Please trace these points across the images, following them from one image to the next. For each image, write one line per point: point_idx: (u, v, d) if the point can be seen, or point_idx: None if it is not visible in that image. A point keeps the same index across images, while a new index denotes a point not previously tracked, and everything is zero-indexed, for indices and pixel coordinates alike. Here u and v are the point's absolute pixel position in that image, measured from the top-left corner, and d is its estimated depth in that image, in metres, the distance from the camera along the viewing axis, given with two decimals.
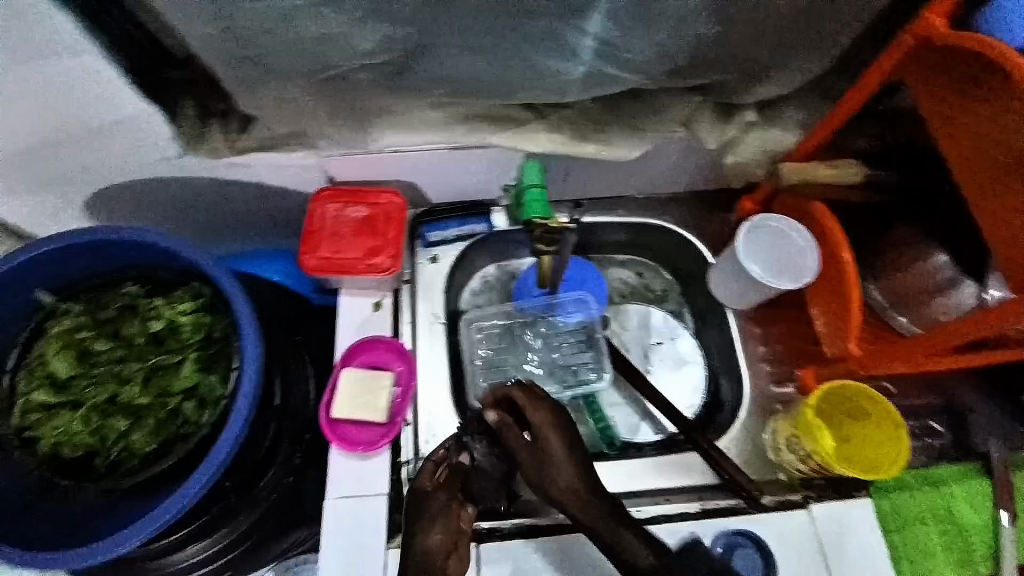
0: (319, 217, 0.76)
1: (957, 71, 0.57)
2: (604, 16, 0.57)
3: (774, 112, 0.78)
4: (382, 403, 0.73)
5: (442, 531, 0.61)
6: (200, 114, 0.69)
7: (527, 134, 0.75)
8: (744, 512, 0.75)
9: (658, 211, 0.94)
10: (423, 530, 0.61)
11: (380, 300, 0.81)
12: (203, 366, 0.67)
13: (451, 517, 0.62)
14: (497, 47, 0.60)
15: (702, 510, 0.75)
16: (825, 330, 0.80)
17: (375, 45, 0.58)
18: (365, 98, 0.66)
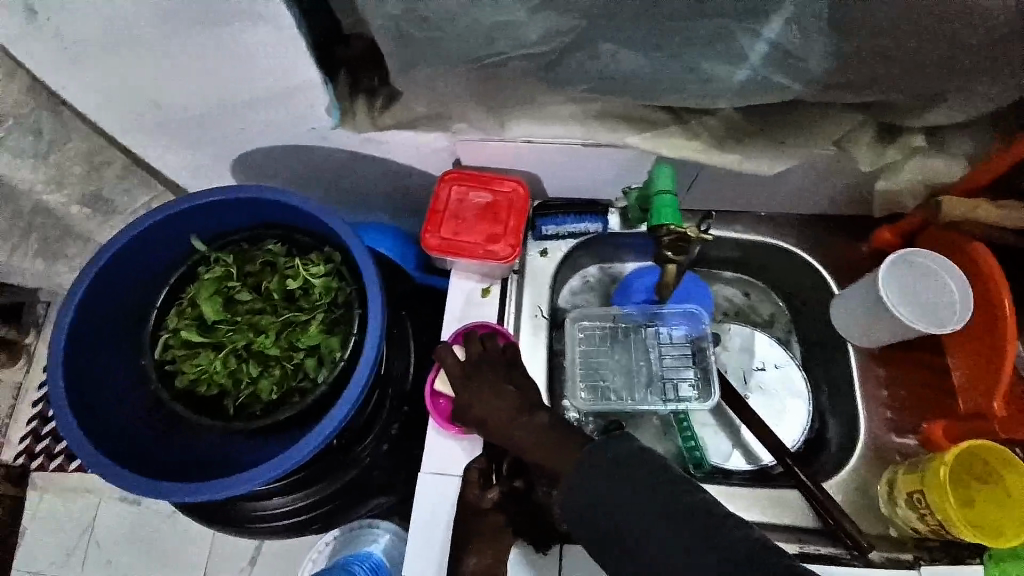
0: (444, 199, 0.78)
1: None
2: (783, 21, 0.54)
3: (941, 141, 0.70)
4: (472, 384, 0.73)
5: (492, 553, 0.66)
6: (353, 89, 0.74)
7: (664, 137, 0.72)
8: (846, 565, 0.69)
9: (781, 232, 0.88)
10: (475, 549, 0.66)
11: (488, 287, 0.83)
12: (327, 327, 0.70)
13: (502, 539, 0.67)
14: (661, 47, 0.59)
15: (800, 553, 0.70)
16: (963, 382, 0.74)
17: (539, 37, 0.58)
18: (513, 87, 0.67)
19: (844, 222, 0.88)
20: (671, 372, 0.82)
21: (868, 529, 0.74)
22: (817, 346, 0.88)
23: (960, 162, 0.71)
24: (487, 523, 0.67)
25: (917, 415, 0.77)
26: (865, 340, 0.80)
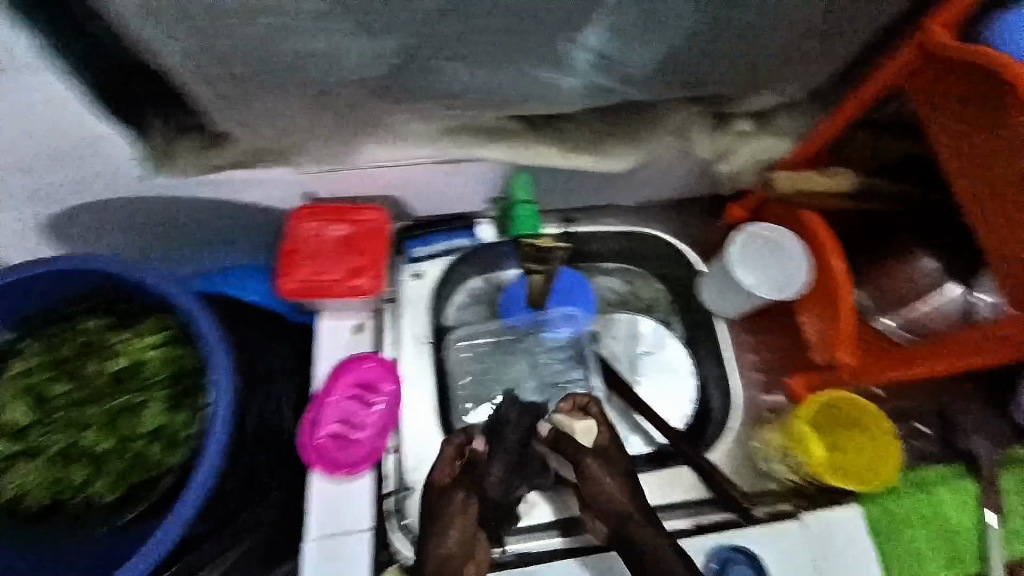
0: (298, 237, 0.72)
1: (963, 81, 0.54)
2: (603, 29, 0.54)
3: (770, 120, 0.75)
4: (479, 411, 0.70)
5: (457, 535, 0.63)
6: (168, 131, 0.63)
7: (520, 145, 0.71)
8: (735, 528, 0.73)
9: (644, 219, 0.94)
10: (446, 529, 0.63)
11: (362, 323, 0.78)
12: (170, 404, 0.64)
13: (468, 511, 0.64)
14: (493, 61, 0.56)
15: (697, 527, 0.74)
16: (814, 338, 0.78)
17: (360, 61, 0.54)
18: (349, 112, 0.62)
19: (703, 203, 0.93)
20: (552, 377, 0.85)
21: (752, 487, 0.80)
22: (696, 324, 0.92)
23: (786, 137, 0.76)
24: (451, 502, 0.64)
25: (778, 373, 0.85)
26: (733, 312, 0.86)
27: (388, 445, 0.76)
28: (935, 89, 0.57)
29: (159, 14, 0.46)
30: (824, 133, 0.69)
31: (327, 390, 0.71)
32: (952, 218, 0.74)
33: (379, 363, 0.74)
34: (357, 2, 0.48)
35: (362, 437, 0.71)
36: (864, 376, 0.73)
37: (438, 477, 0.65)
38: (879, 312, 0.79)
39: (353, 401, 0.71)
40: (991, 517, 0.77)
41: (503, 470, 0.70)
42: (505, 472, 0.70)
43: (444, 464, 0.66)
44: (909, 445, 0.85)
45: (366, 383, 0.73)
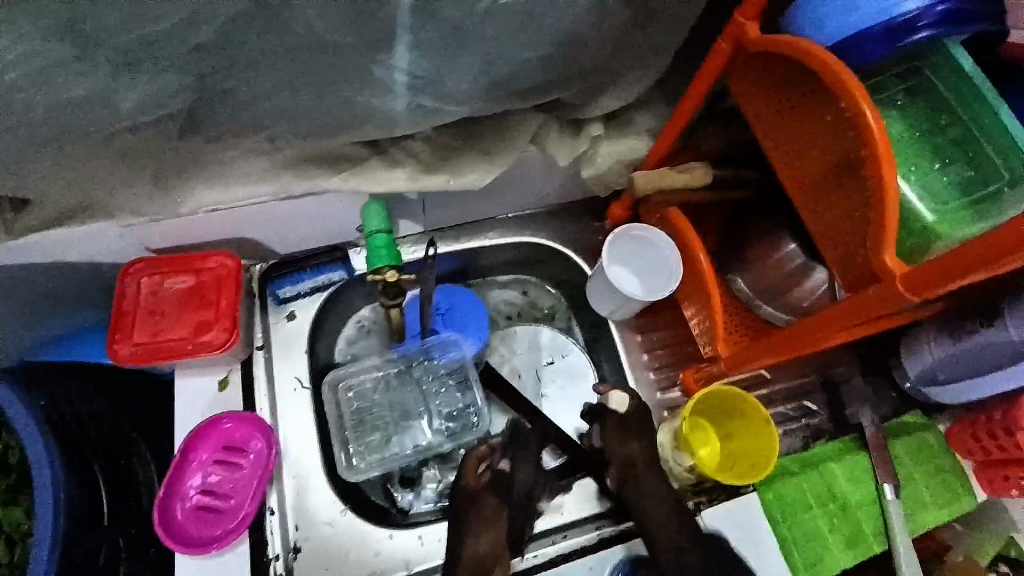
0: (132, 296, 0.66)
1: (779, 72, 0.54)
2: (408, 48, 0.52)
3: (627, 121, 0.76)
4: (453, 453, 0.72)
5: (490, 539, 0.68)
6: None
7: (367, 172, 0.68)
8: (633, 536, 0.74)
9: (534, 228, 0.91)
10: (475, 534, 0.68)
11: (227, 377, 0.72)
12: (3, 501, 0.61)
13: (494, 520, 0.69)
14: (300, 89, 0.53)
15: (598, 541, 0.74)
16: (700, 329, 0.81)
17: (142, 103, 0.49)
18: (158, 158, 0.57)
19: (584, 207, 0.92)
20: (449, 406, 0.80)
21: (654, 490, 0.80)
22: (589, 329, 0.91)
23: (642, 137, 0.78)
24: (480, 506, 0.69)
25: (674, 368, 0.86)
26: (621, 315, 0.85)
27: (268, 504, 0.68)
28: (755, 79, 0.58)
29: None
30: (669, 135, 0.71)
31: (185, 458, 0.65)
32: None
33: (246, 420, 0.67)
34: (123, 43, 0.44)
35: (231, 504, 0.64)
36: (741, 365, 0.74)
37: (466, 482, 0.70)
38: (761, 300, 0.80)
39: (218, 466, 0.66)
40: (888, 488, 0.77)
41: (526, 470, 0.76)
42: (529, 474, 0.76)
43: (468, 472, 0.70)
44: (802, 424, 0.86)
45: (233, 443, 0.67)
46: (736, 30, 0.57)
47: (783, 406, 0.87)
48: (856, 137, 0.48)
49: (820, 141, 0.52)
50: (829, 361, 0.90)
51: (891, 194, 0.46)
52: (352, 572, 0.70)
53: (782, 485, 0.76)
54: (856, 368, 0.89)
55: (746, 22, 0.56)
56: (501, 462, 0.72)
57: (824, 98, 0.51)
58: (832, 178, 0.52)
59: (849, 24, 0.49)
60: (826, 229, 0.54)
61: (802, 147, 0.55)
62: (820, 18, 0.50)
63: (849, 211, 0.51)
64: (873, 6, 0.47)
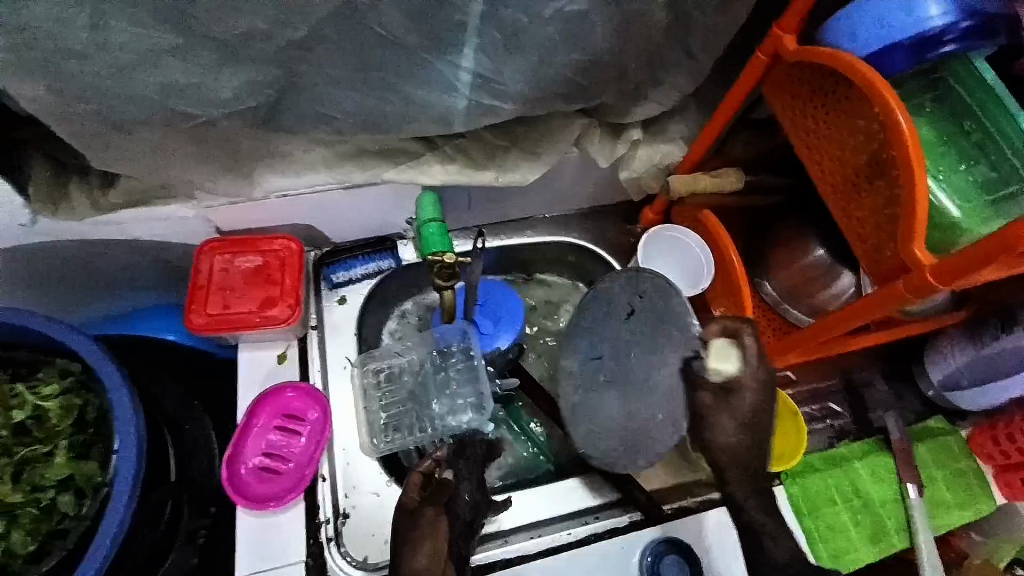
0: (206, 272, 0.72)
1: (813, 82, 0.59)
2: (473, 50, 0.57)
3: (662, 128, 0.81)
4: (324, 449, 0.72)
5: (430, 551, 0.58)
6: (56, 172, 0.65)
7: (421, 166, 0.74)
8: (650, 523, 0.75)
9: (569, 229, 0.96)
10: (413, 548, 0.57)
11: (285, 351, 0.77)
12: (76, 453, 0.61)
13: (439, 537, 0.59)
14: (372, 86, 0.59)
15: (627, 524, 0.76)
16: None
17: (237, 93, 0.55)
18: (239, 144, 0.63)
19: (617, 211, 0.97)
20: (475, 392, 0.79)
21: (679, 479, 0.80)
22: None
23: (678, 143, 0.82)
24: (421, 519, 0.60)
25: None
26: None
27: (320, 471, 0.73)
28: (792, 88, 0.62)
29: (16, 55, 0.47)
30: (705, 141, 0.76)
31: (248, 424, 0.69)
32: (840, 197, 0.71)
33: (302, 391, 0.72)
34: (223, 34, 0.50)
35: (289, 467, 0.68)
36: (769, 361, 0.77)
37: (407, 496, 0.62)
38: (788, 303, 0.85)
39: (279, 432, 0.70)
40: (911, 488, 0.80)
41: (473, 487, 0.67)
42: (475, 492, 0.67)
43: (410, 485, 0.63)
44: (827, 425, 0.88)
45: (291, 413, 0.71)
46: (774, 41, 0.61)
47: (807, 405, 0.88)
48: (888, 140, 0.52)
49: (850, 145, 0.57)
50: (853, 365, 0.92)
51: (921, 193, 0.50)
52: None
53: (808, 481, 0.79)
54: (879, 375, 0.91)
55: (784, 34, 0.60)
56: (445, 472, 0.65)
57: (859, 104, 0.55)
58: (858, 180, 0.57)
59: (884, 37, 0.53)
60: (852, 227, 0.59)
61: (834, 150, 0.59)
62: (854, 30, 0.54)
63: (878, 207, 0.55)
64: (904, 21, 0.51)
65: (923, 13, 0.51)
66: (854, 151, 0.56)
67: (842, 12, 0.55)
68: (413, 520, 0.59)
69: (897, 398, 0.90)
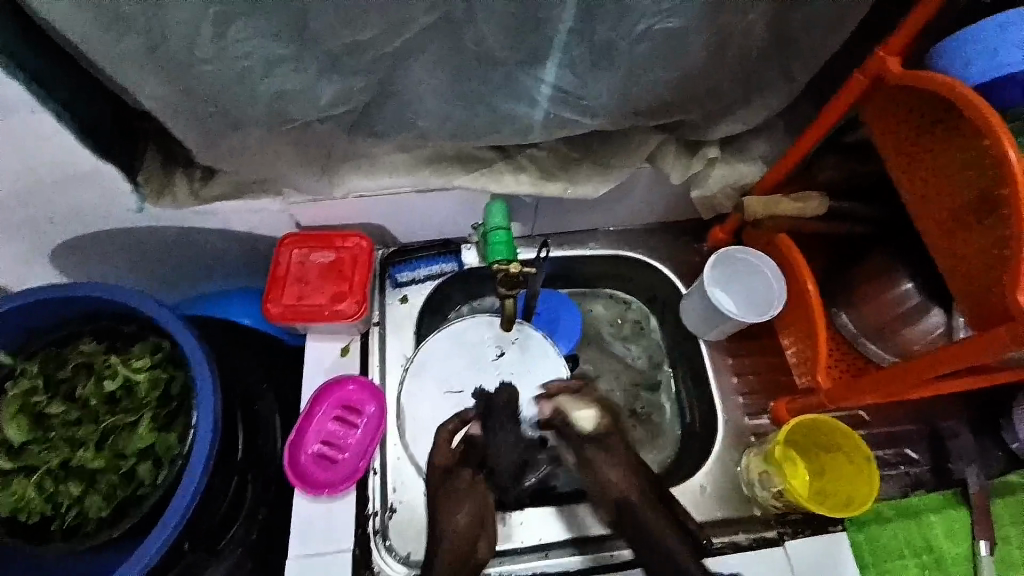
0: (284, 263, 0.76)
1: (918, 107, 0.55)
2: (557, 66, 0.57)
3: (741, 147, 0.79)
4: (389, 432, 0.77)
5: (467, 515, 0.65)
6: (165, 164, 0.70)
7: (493, 175, 0.75)
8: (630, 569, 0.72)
9: (634, 244, 0.94)
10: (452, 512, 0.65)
11: (348, 345, 0.80)
12: (160, 424, 0.65)
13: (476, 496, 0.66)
14: (457, 93, 0.60)
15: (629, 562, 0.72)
16: (796, 359, 0.82)
17: (331, 99, 0.57)
18: (329, 145, 0.66)
19: (687, 227, 0.95)
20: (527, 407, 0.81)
21: (732, 511, 0.77)
22: (677, 346, 0.92)
23: (757, 163, 0.79)
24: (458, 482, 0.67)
25: (765, 397, 0.85)
26: (714, 334, 0.86)
27: (371, 464, 0.75)
28: (893, 111, 0.58)
29: (140, 55, 0.49)
30: (786, 163, 0.73)
31: (311, 411, 0.72)
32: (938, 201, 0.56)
33: (361, 384, 0.74)
34: (327, 46, 0.51)
35: (344, 457, 0.71)
36: (841, 400, 0.72)
37: (438, 461, 0.68)
38: (868, 338, 0.81)
39: (337, 422, 0.72)
40: (981, 545, 0.75)
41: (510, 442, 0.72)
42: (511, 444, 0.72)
43: (441, 447, 0.69)
44: (900, 472, 0.81)
45: (351, 404, 0.74)
46: (876, 63, 0.58)
47: (883, 449, 0.82)
48: (996, 177, 0.49)
49: (957, 178, 0.53)
50: (938, 411, 0.85)
51: None
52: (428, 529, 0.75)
53: (874, 530, 0.75)
54: (966, 424, 0.84)
55: (888, 57, 0.57)
56: (472, 428, 0.71)
57: (966, 136, 0.51)
58: (964, 214, 0.53)
59: (996, 69, 0.50)
60: (954, 265, 0.55)
61: (937, 182, 0.55)
62: (964, 60, 0.52)
63: (986, 246, 0.51)
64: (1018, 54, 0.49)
65: None
66: (959, 184, 0.52)
67: (946, 42, 0.53)
68: (449, 479, 0.67)
69: (984, 450, 0.82)
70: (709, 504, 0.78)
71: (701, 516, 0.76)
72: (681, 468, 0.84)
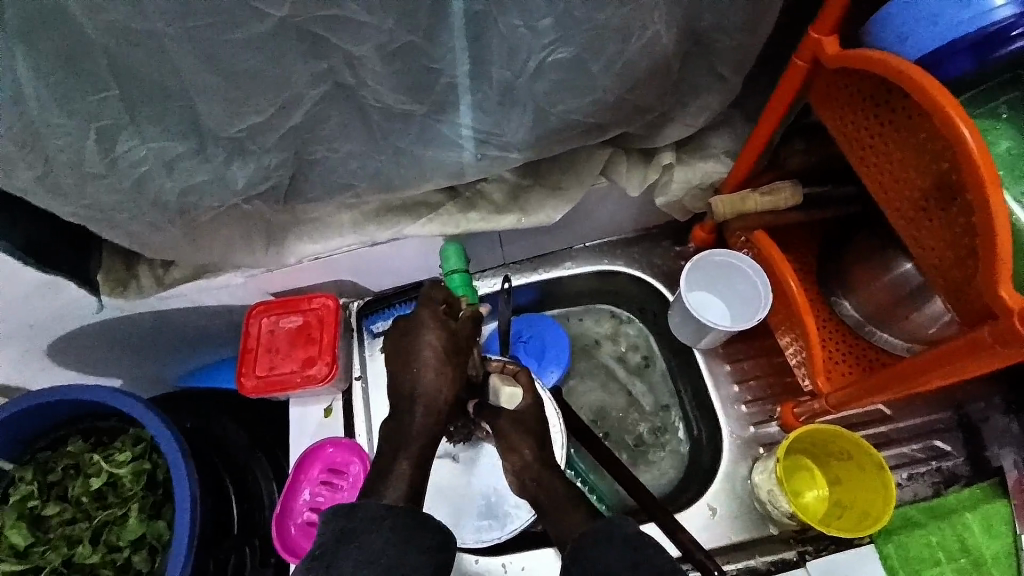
0: (254, 335, 0.76)
1: (862, 87, 0.50)
2: (470, 108, 0.55)
3: (700, 146, 0.73)
4: None
5: (419, 460, 0.62)
6: (126, 259, 0.71)
7: (443, 217, 0.72)
8: None
9: (612, 255, 0.89)
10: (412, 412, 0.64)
11: (330, 406, 0.80)
12: (148, 514, 0.67)
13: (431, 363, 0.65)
14: (377, 152, 0.59)
15: None
16: (798, 360, 0.75)
17: (250, 181, 0.56)
18: (271, 219, 0.66)
19: (667, 230, 0.90)
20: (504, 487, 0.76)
21: (746, 533, 0.72)
22: (671, 357, 0.88)
23: (721, 158, 0.74)
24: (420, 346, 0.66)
25: (770, 402, 0.80)
26: (705, 343, 0.81)
27: None
28: (838, 94, 0.53)
29: (44, 183, 0.50)
30: (745, 159, 0.68)
31: (297, 480, 0.73)
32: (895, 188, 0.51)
33: (343, 445, 0.74)
34: (229, 134, 0.51)
35: None
36: (844, 403, 0.67)
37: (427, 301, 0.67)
38: (875, 326, 0.73)
39: (324, 488, 0.73)
40: None
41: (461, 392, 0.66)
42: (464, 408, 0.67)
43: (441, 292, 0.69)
44: (932, 469, 0.74)
45: (336, 467, 0.74)
46: (810, 47, 0.53)
47: (908, 444, 0.75)
48: (953, 159, 0.43)
49: (911, 162, 0.48)
50: (967, 394, 0.77)
51: (999, 223, 0.41)
52: None
53: (905, 537, 0.69)
54: (1000, 404, 0.76)
55: (823, 37, 0.52)
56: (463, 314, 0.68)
57: (916, 115, 0.46)
58: (923, 202, 0.48)
59: (939, 35, 0.44)
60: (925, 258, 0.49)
61: (891, 167, 0.50)
62: (905, 30, 0.45)
63: (953, 236, 0.46)
64: (964, 14, 0.43)
65: (984, 2, 0.42)
66: (914, 168, 0.47)
67: (885, 10, 0.46)
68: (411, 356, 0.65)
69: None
70: (721, 528, 0.73)
71: (708, 544, 0.72)
72: (687, 489, 0.80)
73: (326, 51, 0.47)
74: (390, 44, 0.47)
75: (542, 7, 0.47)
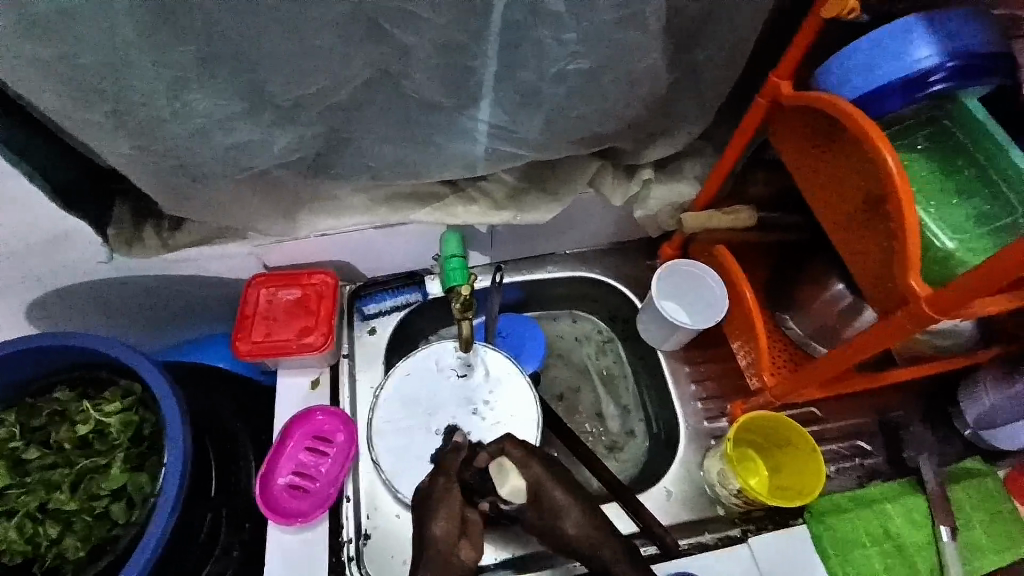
0: (252, 303, 0.80)
1: (810, 123, 0.62)
2: (491, 107, 0.64)
3: (675, 169, 0.85)
4: (363, 464, 0.80)
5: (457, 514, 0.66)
6: (134, 217, 0.74)
7: (446, 207, 0.79)
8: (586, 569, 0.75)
9: (589, 264, 0.98)
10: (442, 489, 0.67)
11: (318, 377, 0.83)
12: (132, 465, 0.68)
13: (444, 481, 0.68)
14: (403, 138, 0.66)
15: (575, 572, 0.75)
16: (747, 363, 0.85)
17: (285, 148, 0.62)
18: (293, 192, 0.71)
19: (638, 246, 1.00)
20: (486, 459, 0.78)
21: (698, 514, 0.80)
22: (637, 359, 0.96)
23: (691, 181, 0.85)
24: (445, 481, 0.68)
25: (722, 401, 0.89)
26: (669, 345, 0.90)
27: (345, 492, 0.77)
28: (790, 129, 0.65)
29: (99, 119, 0.54)
30: (714, 181, 0.79)
31: (284, 441, 0.75)
32: (833, 205, 0.62)
33: (332, 414, 0.78)
34: (281, 102, 0.57)
35: (317, 486, 0.74)
36: (786, 396, 0.77)
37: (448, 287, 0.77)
38: (812, 339, 0.84)
39: (309, 452, 0.75)
40: (943, 530, 0.78)
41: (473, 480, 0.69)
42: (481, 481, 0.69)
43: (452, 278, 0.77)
44: (856, 464, 0.85)
45: (322, 434, 0.77)
46: (771, 88, 0.65)
47: (836, 442, 0.86)
48: (878, 177, 0.55)
49: (846, 181, 0.59)
50: (886, 404, 0.89)
51: (911, 226, 0.52)
52: (388, 555, 0.75)
53: (833, 521, 0.78)
54: (912, 414, 0.89)
55: (781, 81, 0.64)
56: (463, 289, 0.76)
57: (851, 143, 0.58)
58: (856, 213, 0.59)
59: (874, 80, 0.56)
60: (857, 260, 0.60)
61: (832, 187, 0.61)
62: (846, 77, 0.58)
63: (878, 240, 0.57)
64: (892, 65, 0.56)
65: (911, 56, 0.55)
66: (849, 187, 0.59)
67: (830, 61, 0.59)
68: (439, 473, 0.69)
69: (932, 439, 0.87)
70: (674, 508, 0.81)
71: (663, 520, 0.79)
72: (646, 477, 0.87)
73: (386, 39, 0.54)
74: (439, 38, 0.55)
75: (569, 24, 0.56)
